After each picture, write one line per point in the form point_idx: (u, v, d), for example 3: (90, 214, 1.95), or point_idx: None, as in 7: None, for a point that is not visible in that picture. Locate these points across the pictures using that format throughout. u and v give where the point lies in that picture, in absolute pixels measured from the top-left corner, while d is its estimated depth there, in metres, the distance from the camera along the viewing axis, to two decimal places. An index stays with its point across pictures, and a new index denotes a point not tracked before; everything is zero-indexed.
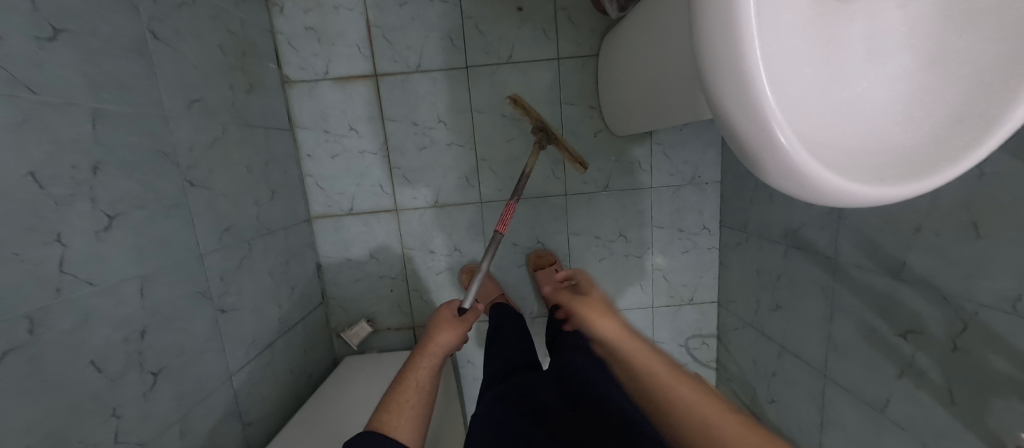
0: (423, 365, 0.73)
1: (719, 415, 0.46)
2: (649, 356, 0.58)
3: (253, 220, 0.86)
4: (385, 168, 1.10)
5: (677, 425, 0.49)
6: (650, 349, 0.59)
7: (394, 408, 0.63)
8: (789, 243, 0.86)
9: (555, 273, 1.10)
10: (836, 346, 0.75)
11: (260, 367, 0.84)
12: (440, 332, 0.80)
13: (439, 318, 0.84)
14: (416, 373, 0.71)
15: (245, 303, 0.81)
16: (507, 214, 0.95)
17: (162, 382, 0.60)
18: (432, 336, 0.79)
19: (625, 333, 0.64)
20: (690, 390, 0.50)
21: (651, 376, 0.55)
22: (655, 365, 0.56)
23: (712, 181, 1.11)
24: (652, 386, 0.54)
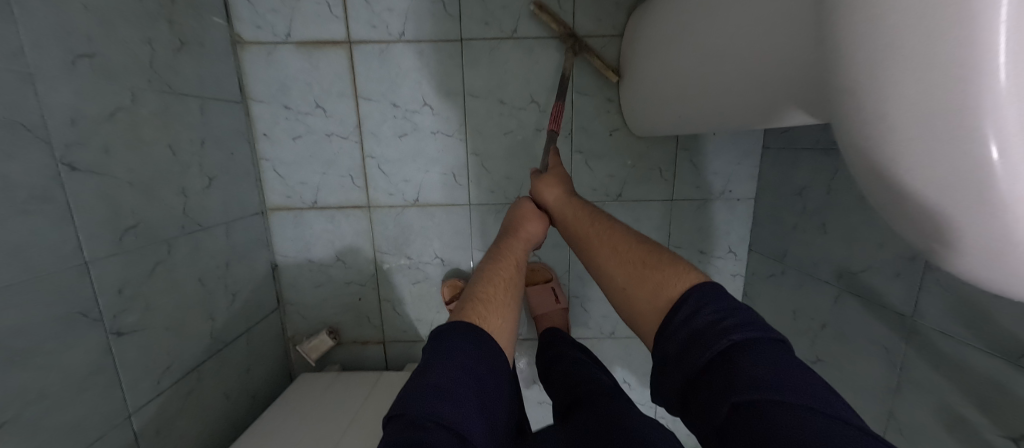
0: (511, 255, 0.57)
1: (631, 271, 0.47)
2: (584, 220, 0.56)
3: (177, 215, 0.69)
4: (357, 156, 0.92)
5: (603, 282, 0.51)
6: (588, 211, 0.57)
7: (482, 297, 0.48)
8: (844, 287, 0.69)
9: (551, 291, 0.96)
10: (901, 427, 0.59)
11: (179, 397, 0.68)
12: (527, 226, 0.64)
13: (519, 212, 0.67)
14: (505, 261, 0.55)
15: (157, 321, 0.64)
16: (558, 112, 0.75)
17: (3, 441, 0.44)
18: (518, 230, 0.63)
19: (564, 199, 0.62)
20: (608, 250, 0.51)
21: (584, 236, 0.55)
22: (589, 226, 0.55)
23: (745, 197, 0.93)
24: (586, 251, 0.54)
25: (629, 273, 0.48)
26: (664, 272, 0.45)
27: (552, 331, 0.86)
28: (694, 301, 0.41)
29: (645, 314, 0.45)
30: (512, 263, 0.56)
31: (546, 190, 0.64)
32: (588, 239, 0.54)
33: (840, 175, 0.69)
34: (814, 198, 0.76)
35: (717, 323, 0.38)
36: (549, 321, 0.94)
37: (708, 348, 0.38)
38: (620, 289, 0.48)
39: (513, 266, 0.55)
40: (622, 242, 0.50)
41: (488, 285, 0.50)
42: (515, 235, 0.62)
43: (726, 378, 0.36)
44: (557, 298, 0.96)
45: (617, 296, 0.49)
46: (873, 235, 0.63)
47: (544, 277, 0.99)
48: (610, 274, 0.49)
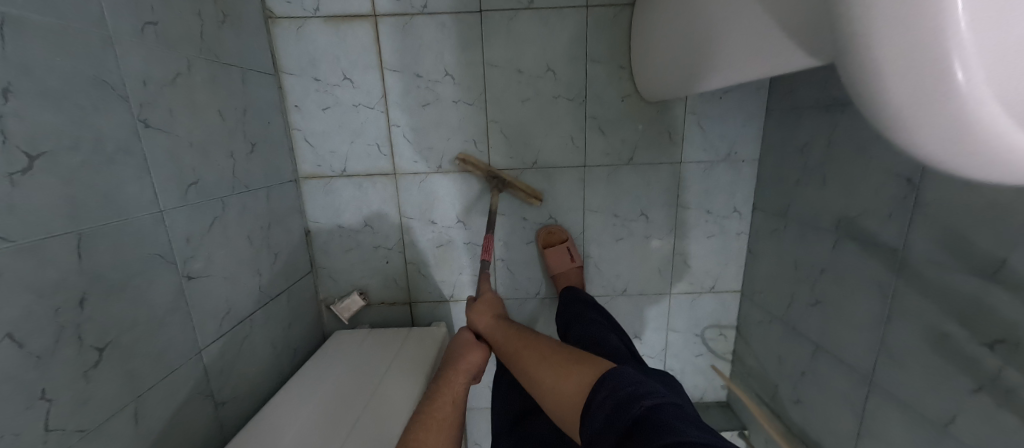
0: (450, 388, 0.67)
1: (556, 369, 0.60)
2: (515, 341, 0.72)
3: (227, 176, 0.74)
4: (383, 125, 0.97)
5: (538, 387, 0.61)
6: (514, 333, 0.74)
7: (422, 435, 0.57)
8: (842, 232, 0.75)
9: (567, 252, 1.02)
10: (891, 351, 0.66)
11: (236, 341, 0.75)
12: (467, 355, 0.75)
13: (458, 341, 0.80)
14: (445, 398, 0.64)
15: (217, 270, 0.71)
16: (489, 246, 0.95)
17: (109, 359, 0.51)
18: (457, 361, 0.74)
19: (496, 327, 0.79)
20: (537, 361, 0.64)
21: (516, 357, 0.69)
22: (519, 345, 0.70)
23: (750, 158, 0.99)
24: (519, 368, 0.67)
25: (559, 368, 0.60)
26: (581, 366, 0.58)
27: (571, 291, 0.96)
28: (605, 384, 0.52)
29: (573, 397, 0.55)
30: (453, 399, 0.66)
31: (478, 317, 0.82)
32: (519, 356, 0.68)
33: (839, 128, 0.75)
34: (815, 153, 0.81)
35: (622, 400, 0.49)
36: (566, 278, 1.02)
37: (625, 417, 0.47)
38: (551, 384, 0.59)
39: (451, 406, 0.64)
40: (546, 350, 0.65)
41: (427, 424, 0.59)
42: (456, 367, 0.73)
43: (649, 427, 0.44)
44: (572, 257, 1.03)
45: (547, 393, 0.59)
46: (868, 181, 0.69)
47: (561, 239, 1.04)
48: (540, 378, 0.61)
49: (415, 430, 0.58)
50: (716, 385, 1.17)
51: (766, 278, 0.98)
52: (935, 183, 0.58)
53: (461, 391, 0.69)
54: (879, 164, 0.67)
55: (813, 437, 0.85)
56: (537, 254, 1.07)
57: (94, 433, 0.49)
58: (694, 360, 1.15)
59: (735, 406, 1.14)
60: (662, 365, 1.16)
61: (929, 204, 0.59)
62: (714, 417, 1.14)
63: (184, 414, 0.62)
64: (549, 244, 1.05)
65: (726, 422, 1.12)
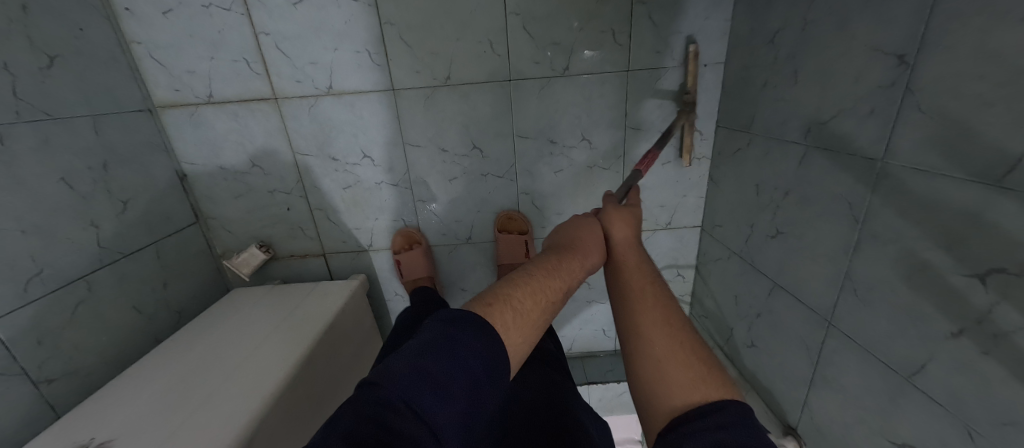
0: (563, 272, 0.45)
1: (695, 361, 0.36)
2: (652, 282, 0.45)
3: (2, 98, 0.56)
4: (247, 33, 0.76)
5: (631, 337, 0.40)
6: (648, 269, 0.47)
7: (507, 310, 0.39)
8: (812, 142, 0.59)
9: (523, 245, 0.92)
10: (856, 288, 0.53)
11: (60, 308, 0.61)
12: (592, 243, 0.50)
13: (579, 227, 0.52)
14: (557, 279, 0.44)
15: (2, 221, 0.55)
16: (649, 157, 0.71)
17: None
18: (584, 242, 0.49)
19: (633, 249, 0.50)
20: (659, 311, 0.40)
21: (628, 287, 0.44)
22: (643, 280, 0.45)
23: (713, 62, 0.80)
24: (620, 291, 0.45)
25: (687, 352, 0.37)
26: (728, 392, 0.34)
27: None
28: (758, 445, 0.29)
29: (671, 397, 0.34)
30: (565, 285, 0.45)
31: (620, 226, 0.52)
32: (639, 288, 0.44)
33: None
34: (787, 42, 0.63)
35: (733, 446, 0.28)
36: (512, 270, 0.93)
37: None
38: (654, 357, 0.37)
39: (556, 294, 0.43)
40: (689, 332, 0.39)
41: (526, 300, 0.40)
42: (572, 249, 0.48)
43: None
44: (527, 252, 0.93)
45: (654, 380, 0.36)
46: (848, 69, 0.52)
47: (520, 229, 0.94)
48: (643, 331, 0.39)
49: (510, 296, 0.40)
50: None
51: (727, 209, 0.84)
52: (936, 55, 0.41)
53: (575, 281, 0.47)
54: (863, 42, 0.49)
55: (764, 382, 0.76)
56: (491, 240, 0.97)
57: None
58: None
59: None
60: None
61: (923, 89, 0.42)
62: None
63: None
64: (506, 230, 0.94)
65: None
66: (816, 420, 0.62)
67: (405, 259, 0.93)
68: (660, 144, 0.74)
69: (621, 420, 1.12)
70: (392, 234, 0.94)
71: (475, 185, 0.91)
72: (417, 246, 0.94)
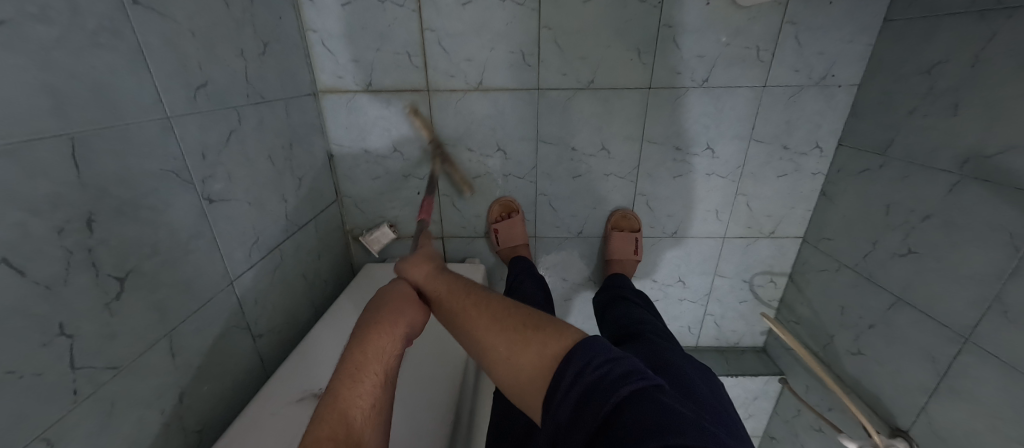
0: (365, 365, 0.43)
1: (511, 338, 0.44)
2: (454, 296, 0.52)
3: (240, 80, 0.62)
4: (414, 28, 0.81)
5: (488, 361, 0.45)
6: (461, 286, 0.54)
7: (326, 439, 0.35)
8: (969, 172, 0.63)
9: (633, 242, 0.98)
10: (1007, 310, 0.58)
11: (267, 272, 0.68)
12: (401, 311, 0.51)
13: (383, 293, 0.55)
14: (364, 377, 0.41)
15: (239, 193, 0.62)
16: (427, 207, 0.86)
17: (132, 289, 0.44)
18: (378, 317, 0.49)
19: (430, 274, 0.57)
20: (485, 318, 0.48)
21: (458, 313, 0.50)
22: (461, 299, 0.51)
23: (847, 84, 0.84)
24: (455, 322, 0.50)
25: (507, 330, 0.45)
26: (544, 330, 0.44)
27: (618, 278, 0.96)
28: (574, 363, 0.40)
29: (528, 374, 0.42)
30: (377, 378, 0.42)
31: (415, 268, 0.59)
32: (463, 311, 0.50)
33: (999, 37, 0.59)
34: (948, 75, 0.66)
35: (596, 387, 0.37)
36: (621, 266, 0.99)
37: (603, 404, 0.36)
38: (501, 355, 0.43)
39: (373, 386, 0.41)
40: (498, 310, 0.48)
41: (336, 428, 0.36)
42: (370, 325, 0.48)
43: (642, 414, 0.34)
44: (636, 250, 0.99)
45: (501, 370, 0.43)
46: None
47: (631, 227, 0.99)
48: (489, 346, 0.45)
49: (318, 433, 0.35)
50: (755, 331, 1.14)
51: (841, 224, 0.89)
52: None
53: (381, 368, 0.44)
54: None
55: (869, 388, 0.82)
56: (600, 236, 1.03)
57: (129, 370, 0.43)
58: (737, 306, 1.11)
59: (775, 352, 1.11)
60: (703, 309, 1.12)
61: None
62: (751, 361, 1.12)
63: (224, 346, 0.58)
64: (618, 228, 1.00)
65: (764, 367, 1.10)
66: (936, 425, 0.68)
67: (504, 227, 0.98)
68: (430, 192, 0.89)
69: None
70: (494, 202, 0.99)
71: (596, 184, 0.96)
72: (515, 215, 0.98)
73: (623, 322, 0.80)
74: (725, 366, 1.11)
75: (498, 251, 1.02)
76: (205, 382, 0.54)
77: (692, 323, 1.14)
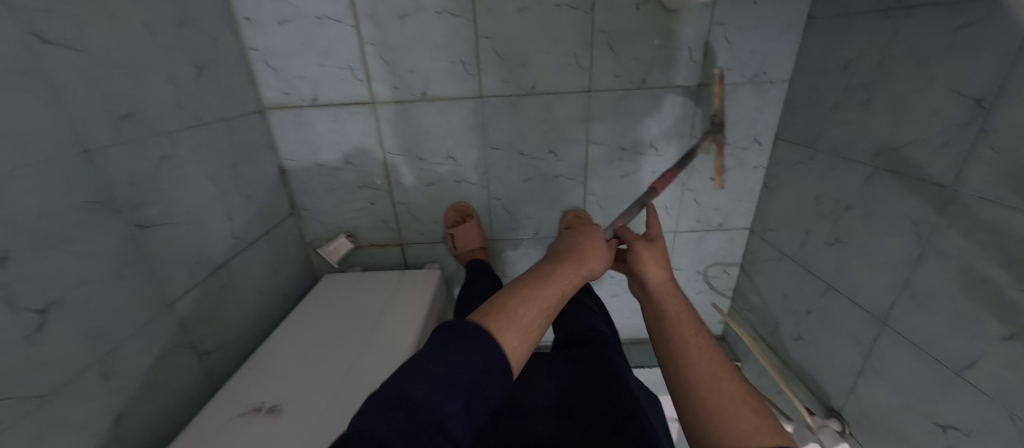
0: (555, 282, 0.56)
1: (720, 389, 0.44)
2: (686, 323, 0.53)
3: (172, 106, 0.63)
4: (355, 43, 0.82)
5: (677, 389, 0.46)
6: (692, 317, 0.54)
7: (513, 318, 0.49)
8: (881, 165, 0.66)
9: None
10: (914, 294, 0.62)
11: (213, 290, 0.70)
12: (593, 261, 0.62)
13: (585, 246, 0.64)
14: (541, 295, 0.53)
15: (178, 216, 0.63)
16: (665, 178, 0.81)
17: (59, 320, 0.46)
18: (575, 257, 0.61)
19: (671, 289, 0.59)
20: (708, 363, 0.47)
21: (677, 341, 0.50)
22: (688, 333, 0.51)
23: (778, 80, 0.87)
24: (670, 342, 0.51)
25: (714, 379, 0.45)
26: (753, 406, 0.42)
27: None
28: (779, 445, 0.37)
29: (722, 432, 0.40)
30: (553, 298, 0.54)
31: (648, 265, 0.60)
32: (687, 342, 0.50)
33: (900, 36, 0.62)
34: (862, 71, 0.69)
35: None
36: None
37: None
38: (695, 384, 0.45)
39: (547, 310, 0.52)
40: (719, 362, 0.47)
41: (525, 313, 0.50)
42: (564, 261, 0.60)
43: None
44: None
45: (698, 409, 0.43)
46: (924, 104, 0.59)
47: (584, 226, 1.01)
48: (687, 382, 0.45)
49: (507, 306, 0.50)
50: (713, 320, 1.18)
51: (781, 214, 0.92)
52: (1010, 103, 0.48)
53: (552, 300, 0.54)
54: (943, 83, 0.56)
55: (809, 371, 0.85)
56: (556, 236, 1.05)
57: (60, 397, 0.45)
58: (694, 297, 1.14)
59: (732, 340, 1.15)
60: None
61: (997, 130, 0.50)
62: None
63: (165, 366, 0.60)
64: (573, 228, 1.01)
65: None
66: (863, 404, 0.72)
67: (460, 232, 1.00)
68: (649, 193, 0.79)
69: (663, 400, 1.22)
70: (450, 208, 1.01)
71: (548, 186, 0.99)
72: (471, 220, 1.00)
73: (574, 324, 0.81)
74: None
75: (456, 256, 1.04)
76: (146, 402, 0.56)
77: None
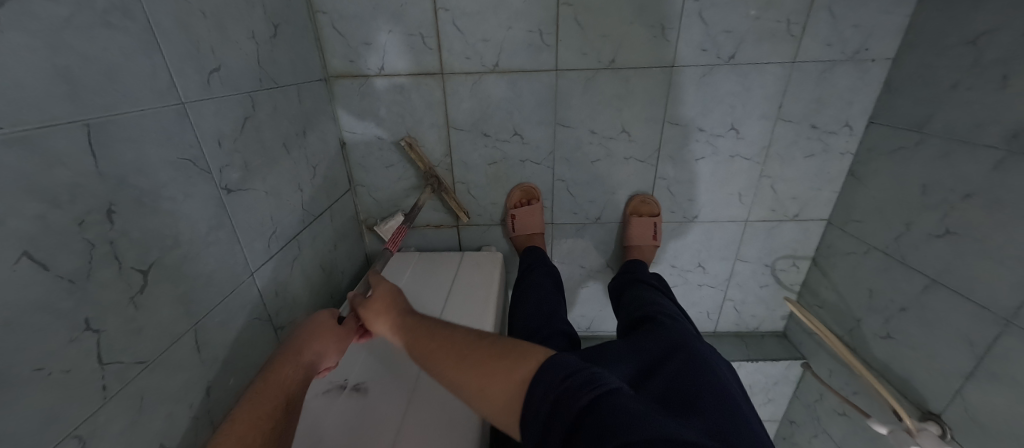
0: (278, 378, 0.47)
1: (476, 369, 0.46)
2: (421, 340, 0.54)
3: (253, 65, 0.59)
4: (428, 7, 0.78)
5: (458, 390, 0.47)
6: (430, 328, 0.55)
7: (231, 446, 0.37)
8: (1017, 149, 0.60)
9: (653, 227, 0.97)
10: None
11: (286, 263, 0.67)
12: (316, 338, 0.55)
13: (309, 325, 0.57)
14: (270, 392, 0.44)
15: (256, 182, 0.59)
16: (398, 236, 0.84)
17: (156, 283, 0.42)
18: (294, 342, 0.52)
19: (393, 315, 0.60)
20: (452, 358, 0.49)
21: (425, 357, 0.52)
22: (429, 344, 0.52)
23: (881, 58, 0.80)
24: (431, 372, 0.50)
25: (463, 359, 0.48)
26: (510, 356, 0.46)
27: (633, 264, 0.96)
28: (543, 375, 0.41)
29: (494, 401, 0.43)
30: (258, 413, 0.41)
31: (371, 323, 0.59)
32: (429, 356, 0.51)
33: None
34: (997, 45, 0.62)
35: (567, 396, 0.38)
36: (639, 252, 0.98)
37: (577, 401, 0.37)
38: (462, 386, 0.46)
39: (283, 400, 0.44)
40: (461, 347, 0.50)
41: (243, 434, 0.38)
42: (286, 353, 0.51)
43: (600, 425, 0.34)
44: (655, 235, 0.97)
45: (472, 405, 0.45)
46: None
47: (650, 212, 0.98)
48: (459, 384, 0.46)
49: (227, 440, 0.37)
50: (776, 315, 1.12)
51: (871, 205, 0.86)
52: None
53: (288, 389, 0.46)
54: None
55: (900, 372, 0.80)
56: (619, 221, 1.01)
57: (156, 365, 0.42)
58: (758, 291, 1.09)
59: (796, 337, 1.10)
60: (723, 294, 1.10)
61: None
62: (771, 346, 1.11)
63: (248, 338, 0.57)
64: (638, 213, 0.98)
65: (785, 351, 1.09)
66: (974, 409, 0.67)
67: (521, 213, 0.96)
68: (410, 221, 0.88)
69: None
70: (512, 188, 0.97)
71: (616, 168, 0.94)
72: (535, 203, 0.96)
73: (637, 304, 0.81)
74: (746, 351, 1.10)
75: (513, 238, 1.00)
76: (230, 375, 0.54)
77: (711, 308, 1.12)
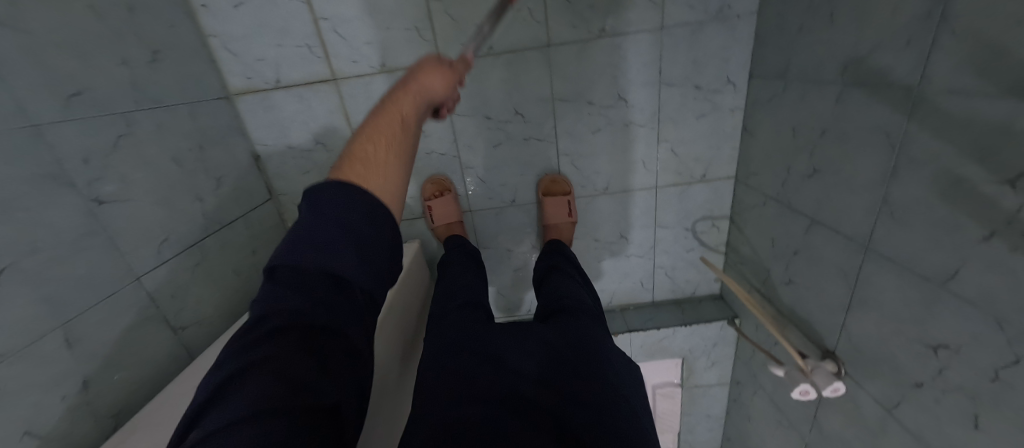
0: (384, 120, 0.47)
1: None
2: None
3: (125, 87, 0.65)
4: (309, 19, 0.83)
5: None
6: None
7: (354, 178, 0.43)
8: (848, 80, 0.62)
9: (567, 205, 0.99)
10: (893, 211, 0.57)
11: (185, 267, 0.72)
12: (424, 79, 0.50)
13: (420, 67, 0.51)
14: (382, 123, 0.46)
15: (138, 193, 0.65)
16: None
17: (13, 284, 0.47)
18: (405, 84, 0.49)
19: None
20: None
21: None
22: None
23: (745, 14, 0.83)
24: None
25: None
26: None
27: (553, 243, 0.97)
28: None
29: None
30: (397, 124, 0.47)
31: (430, 83, 0.50)
32: None
33: None
34: None
35: None
36: (557, 229, 1.00)
37: None
38: None
39: (397, 129, 0.46)
40: None
41: (363, 155, 0.44)
42: (399, 90, 0.49)
43: None
44: (570, 212, 0.99)
45: None
46: (883, 3, 0.55)
47: (563, 190, 1.00)
48: None
49: (356, 159, 0.44)
50: (708, 278, 1.13)
51: (761, 156, 0.88)
52: None
53: (409, 116, 0.48)
54: None
55: (802, 315, 0.81)
56: (535, 202, 1.04)
57: (19, 357, 0.47)
58: (685, 255, 1.10)
59: (728, 297, 1.11)
60: (652, 263, 1.12)
61: (955, 14, 0.45)
62: (707, 309, 1.12)
63: (137, 337, 0.62)
64: (550, 193, 1.01)
65: (718, 312, 1.10)
66: (855, 340, 0.68)
67: (436, 204, 1.00)
68: None
69: (661, 365, 1.14)
70: (425, 180, 1.01)
71: (519, 150, 0.97)
72: (448, 192, 1.00)
73: (555, 295, 0.78)
74: (681, 317, 1.11)
75: (435, 230, 1.04)
76: (115, 371, 0.58)
77: (644, 278, 1.14)
